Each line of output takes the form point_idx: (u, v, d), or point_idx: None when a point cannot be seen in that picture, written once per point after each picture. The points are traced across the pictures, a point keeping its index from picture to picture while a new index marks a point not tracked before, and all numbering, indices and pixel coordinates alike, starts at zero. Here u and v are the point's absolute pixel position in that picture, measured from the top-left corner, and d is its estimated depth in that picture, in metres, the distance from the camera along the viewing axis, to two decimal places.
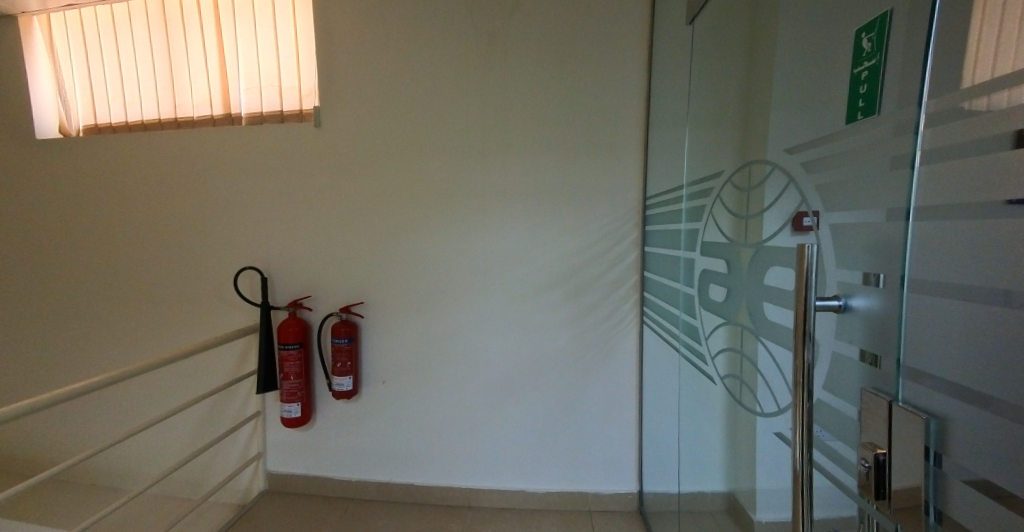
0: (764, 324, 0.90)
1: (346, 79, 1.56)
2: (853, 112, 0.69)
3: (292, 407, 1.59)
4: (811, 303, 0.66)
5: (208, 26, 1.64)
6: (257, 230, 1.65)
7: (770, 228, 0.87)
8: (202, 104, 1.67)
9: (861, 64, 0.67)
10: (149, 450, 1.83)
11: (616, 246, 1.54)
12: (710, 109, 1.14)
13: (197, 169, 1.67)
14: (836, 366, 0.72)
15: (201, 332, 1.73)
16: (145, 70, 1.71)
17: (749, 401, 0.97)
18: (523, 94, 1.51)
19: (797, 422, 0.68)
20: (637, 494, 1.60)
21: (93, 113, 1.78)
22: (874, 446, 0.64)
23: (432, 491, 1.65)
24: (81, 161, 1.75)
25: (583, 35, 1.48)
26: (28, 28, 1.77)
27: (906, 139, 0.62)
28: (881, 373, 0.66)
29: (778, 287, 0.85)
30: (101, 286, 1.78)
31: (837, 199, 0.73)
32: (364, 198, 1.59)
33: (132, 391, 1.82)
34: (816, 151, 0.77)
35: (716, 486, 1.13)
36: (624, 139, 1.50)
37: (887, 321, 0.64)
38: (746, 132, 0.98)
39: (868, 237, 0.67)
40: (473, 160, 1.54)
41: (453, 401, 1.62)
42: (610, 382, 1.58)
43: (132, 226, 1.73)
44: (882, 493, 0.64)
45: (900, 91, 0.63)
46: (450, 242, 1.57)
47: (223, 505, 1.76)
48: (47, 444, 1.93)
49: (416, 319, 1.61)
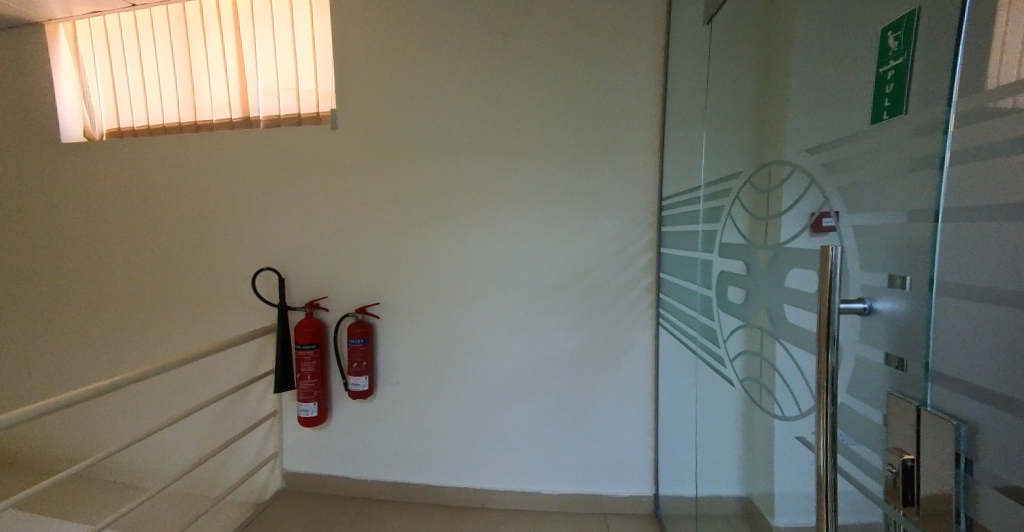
0: (784, 327, 0.89)
1: (363, 81, 1.57)
2: (878, 111, 0.68)
3: (308, 406, 1.61)
4: (835, 306, 0.64)
5: (226, 30, 1.67)
6: (274, 231, 1.67)
7: (790, 230, 0.86)
8: (220, 107, 1.71)
9: (887, 63, 0.66)
10: (168, 448, 1.86)
11: (631, 247, 1.53)
12: (728, 108, 1.14)
13: (215, 171, 1.69)
14: (861, 371, 0.71)
15: (218, 333, 1.75)
16: (166, 75, 1.75)
17: (768, 406, 0.96)
18: (538, 95, 1.51)
19: (821, 427, 0.67)
20: (653, 497, 1.58)
21: (115, 117, 1.83)
22: (901, 451, 0.63)
23: (445, 491, 1.65)
24: (103, 163, 1.78)
25: (598, 35, 1.47)
26: (53, 35, 1.81)
27: (934, 137, 0.61)
28: (907, 378, 0.64)
29: (798, 290, 0.83)
30: (121, 289, 1.82)
31: (859, 200, 0.71)
32: (379, 200, 1.60)
33: (153, 389, 1.85)
34: (837, 152, 0.76)
35: (732, 489, 1.13)
36: (639, 139, 1.49)
37: (914, 324, 0.63)
38: (765, 133, 0.97)
39: (891, 240, 0.66)
40: (487, 160, 1.54)
41: (466, 402, 1.63)
42: (624, 383, 1.57)
43: (151, 228, 1.76)
44: (909, 499, 0.62)
45: (927, 91, 0.62)
46: (464, 242, 1.57)
47: (239, 503, 1.79)
48: (68, 442, 1.97)
49: (429, 319, 1.61)
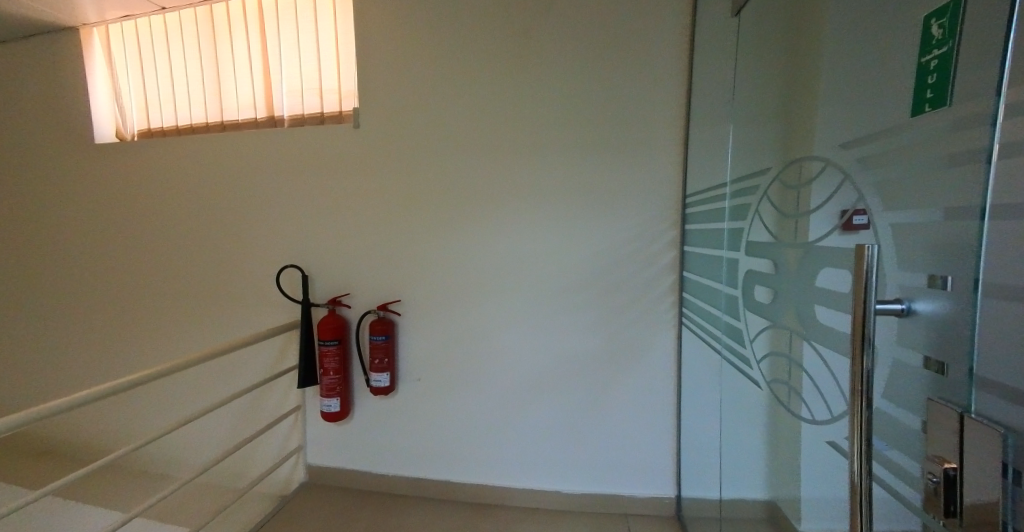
0: (814, 328, 0.86)
1: (384, 79, 1.58)
2: (919, 103, 0.64)
3: (331, 401, 1.64)
4: (870, 307, 0.62)
5: (252, 31, 1.70)
6: (297, 229, 1.70)
7: (820, 228, 0.83)
8: (246, 107, 1.74)
9: (930, 52, 0.63)
10: (196, 440, 1.92)
11: (653, 245, 1.50)
12: (755, 102, 1.11)
13: (241, 170, 1.73)
14: (898, 375, 0.68)
15: (244, 328, 1.80)
16: (194, 76, 1.79)
17: (796, 409, 0.93)
18: (559, 91, 1.50)
19: (855, 432, 0.64)
20: (675, 499, 1.56)
21: (146, 118, 1.89)
22: (942, 459, 0.60)
23: (465, 488, 1.66)
24: (135, 163, 1.84)
25: (621, 29, 1.45)
26: (88, 39, 1.87)
27: (983, 130, 0.58)
28: (948, 382, 0.62)
29: (830, 290, 0.81)
30: (151, 285, 1.88)
31: (896, 197, 0.68)
32: (400, 198, 1.61)
33: (182, 382, 1.91)
34: (872, 146, 0.73)
35: (759, 492, 1.10)
36: (663, 136, 1.46)
37: (956, 327, 0.60)
38: (795, 128, 0.95)
39: (931, 238, 0.63)
40: (508, 158, 1.54)
41: (486, 399, 1.63)
42: (645, 383, 1.55)
43: (181, 228, 1.82)
44: (951, 510, 0.59)
45: (974, 82, 0.59)
46: (484, 240, 1.57)
47: (264, 495, 1.83)
48: (102, 433, 2.05)
49: (449, 316, 1.62)
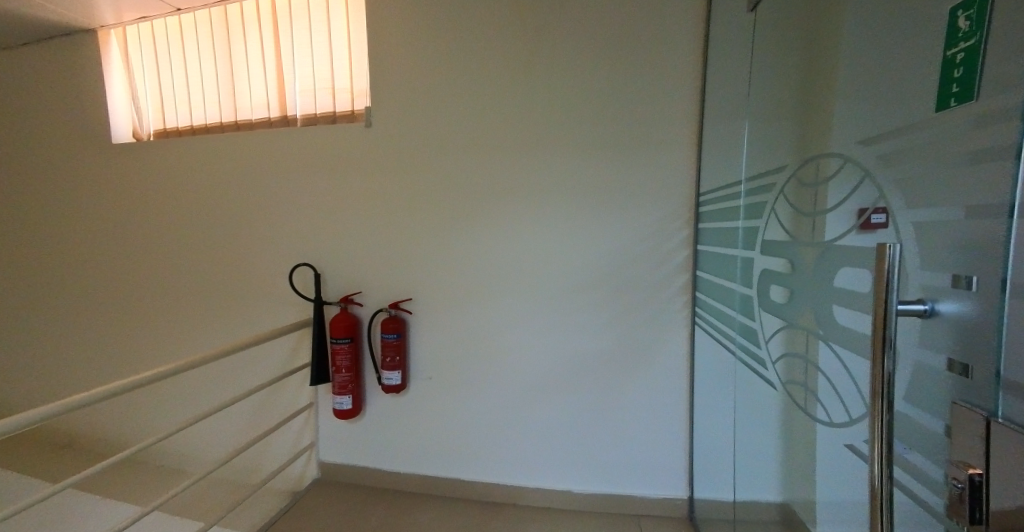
0: (832, 328, 0.84)
1: (396, 78, 1.59)
2: (944, 98, 0.62)
3: (343, 398, 1.65)
4: (892, 307, 0.60)
5: (265, 31, 1.71)
6: (310, 227, 1.72)
7: (839, 226, 0.81)
8: (259, 107, 1.76)
9: (956, 46, 0.61)
10: (211, 435, 1.94)
11: (666, 244, 1.49)
12: (771, 98, 1.09)
13: (255, 169, 1.75)
14: (921, 377, 0.66)
15: (257, 325, 1.82)
16: (208, 77, 1.81)
17: (813, 411, 0.92)
18: (571, 89, 1.49)
19: (875, 435, 0.63)
20: (687, 501, 1.55)
21: (162, 119, 1.92)
22: (966, 465, 0.59)
23: (475, 486, 1.66)
24: (151, 162, 1.86)
25: (634, 25, 1.44)
26: (105, 40, 1.91)
27: (1013, 125, 0.55)
28: (973, 385, 0.60)
29: (849, 290, 0.79)
30: (167, 282, 1.90)
31: (920, 195, 0.67)
32: (411, 197, 1.61)
33: (197, 378, 1.94)
34: (894, 143, 0.72)
35: (775, 495, 1.08)
36: (676, 133, 1.45)
37: (981, 328, 0.58)
38: (813, 125, 0.93)
39: (957, 237, 0.61)
40: (520, 156, 1.53)
41: (496, 398, 1.63)
42: (657, 383, 1.53)
43: (196, 227, 1.84)
44: (977, 517, 0.58)
45: (1003, 76, 0.57)
46: (495, 239, 1.57)
47: (278, 491, 1.85)
48: (120, 428, 2.09)
49: (460, 314, 1.62)
